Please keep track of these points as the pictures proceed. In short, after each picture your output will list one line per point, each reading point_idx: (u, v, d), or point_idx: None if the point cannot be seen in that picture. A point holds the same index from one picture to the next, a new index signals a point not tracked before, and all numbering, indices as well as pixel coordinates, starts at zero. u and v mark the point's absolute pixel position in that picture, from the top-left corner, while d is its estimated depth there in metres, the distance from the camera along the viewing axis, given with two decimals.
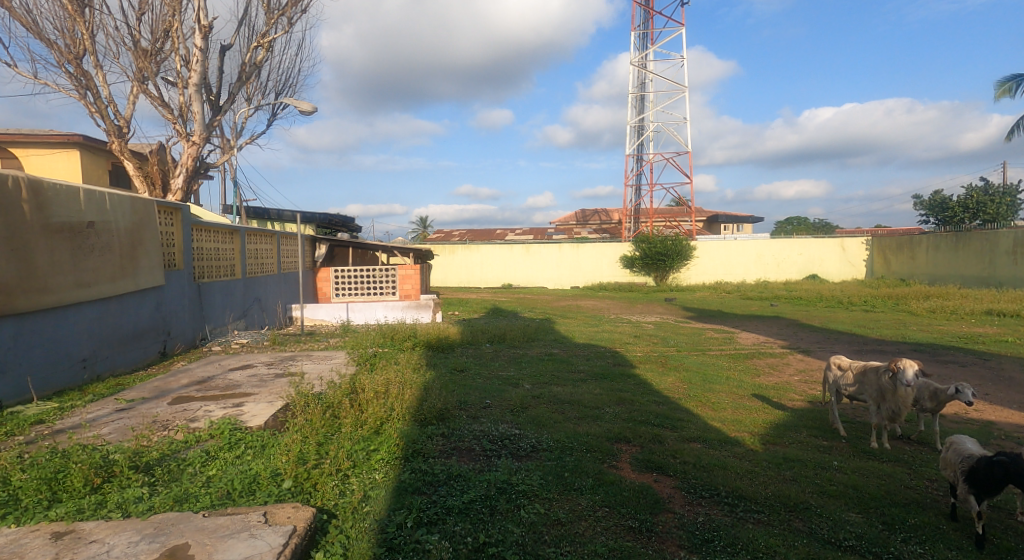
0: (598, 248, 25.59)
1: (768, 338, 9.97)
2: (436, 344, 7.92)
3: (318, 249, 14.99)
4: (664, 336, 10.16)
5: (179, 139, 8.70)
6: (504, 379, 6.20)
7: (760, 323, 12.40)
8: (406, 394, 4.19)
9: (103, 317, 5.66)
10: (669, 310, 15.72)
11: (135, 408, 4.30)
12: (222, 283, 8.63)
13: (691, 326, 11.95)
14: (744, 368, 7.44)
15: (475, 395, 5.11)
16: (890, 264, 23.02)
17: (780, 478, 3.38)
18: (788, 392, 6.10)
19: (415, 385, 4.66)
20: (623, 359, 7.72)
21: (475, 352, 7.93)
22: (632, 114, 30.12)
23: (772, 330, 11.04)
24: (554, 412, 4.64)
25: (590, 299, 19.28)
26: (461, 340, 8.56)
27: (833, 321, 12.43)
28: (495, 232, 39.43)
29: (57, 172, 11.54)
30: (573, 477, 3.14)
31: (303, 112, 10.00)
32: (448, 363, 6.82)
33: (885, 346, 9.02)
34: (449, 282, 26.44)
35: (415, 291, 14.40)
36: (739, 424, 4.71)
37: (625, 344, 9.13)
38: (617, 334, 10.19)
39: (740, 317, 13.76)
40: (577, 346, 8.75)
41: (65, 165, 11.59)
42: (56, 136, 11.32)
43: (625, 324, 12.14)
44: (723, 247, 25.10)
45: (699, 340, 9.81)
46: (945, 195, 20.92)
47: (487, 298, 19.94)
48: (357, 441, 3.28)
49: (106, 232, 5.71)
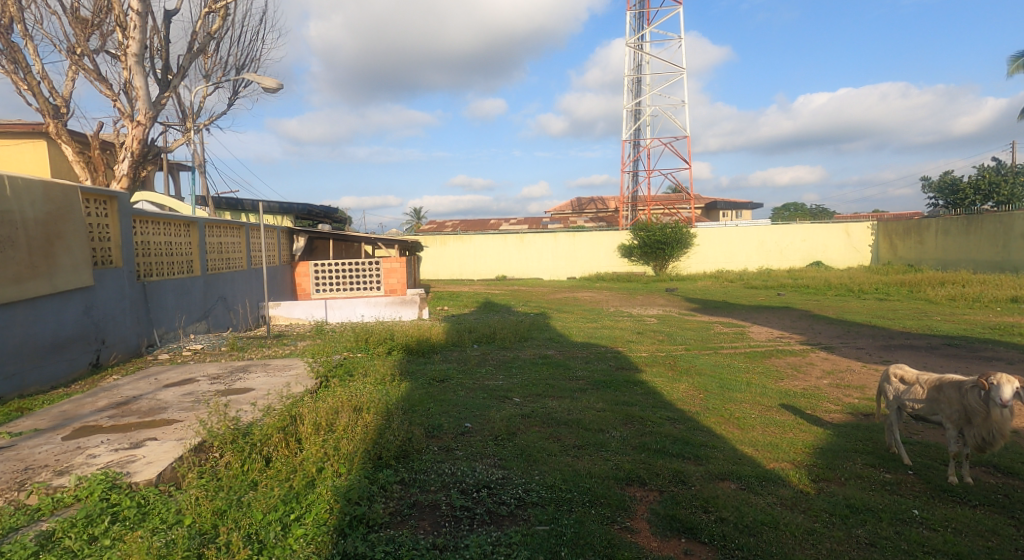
0: (595, 237, 24.69)
1: (783, 333, 9.10)
2: (415, 348, 7.02)
3: (296, 242, 14.02)
4: (669, 332, 9.27)
5: (123, 119, 7.71)
6: (489, 391, 5.31)
7: (770, 315, 11.54)
8: (360, 425, 3.30)
9: (8, 327, 4.73)
10: (672, 302, 14.86)
11: (15, 447, 3.38)
12: (175, 281, 7.69)
13: (697, 319, 11.13)
14: (765, 371, 6.56)
15: (450, 416, 4.22)
16: (897, 249, 22.22)
17: (852, 543, 2.49)
18: (823, 402, 5.21)
19: (376, 408, 3.79)
20: (628, 362, 6.81)
21: (458, 355, 7.02)
22: (629, 98, 29.14)
23: (786, 323, 10.19)
24: (548, 440, 3.74)
25: (588, 291, 18.41)
26: (445, 342, 7.66)
27: (848, 312, 11.57)
28: (489, 223, 38.49)
29: (24, 163, 10.51)
30: (573, 555, 2.25)
31: (266, 89, 8.98)
32: (427, 372, 5.92)
33: (915, 340, 8.16)
34: (441, 275, 25.47)
35: (400, 285, 13.45)
36: (777, 450, 3.81)
37: (628, 342, 8.23)
38: (619, 331, 9.31)
39: (747, 308, 12.91)
40: (575, 346, 7.88)
41: (32, 157, 10.56)
42: (22, 125, 10.32)
43: (626, 319, 11.22)
44: (723, 234, 24.25)
45: (709, 336, 8.95)
46: (955, 176, 20.05)
47: (479, 290, 19.01)
48: (275, 506, 2.39)
49: (6, 224, 4.80)
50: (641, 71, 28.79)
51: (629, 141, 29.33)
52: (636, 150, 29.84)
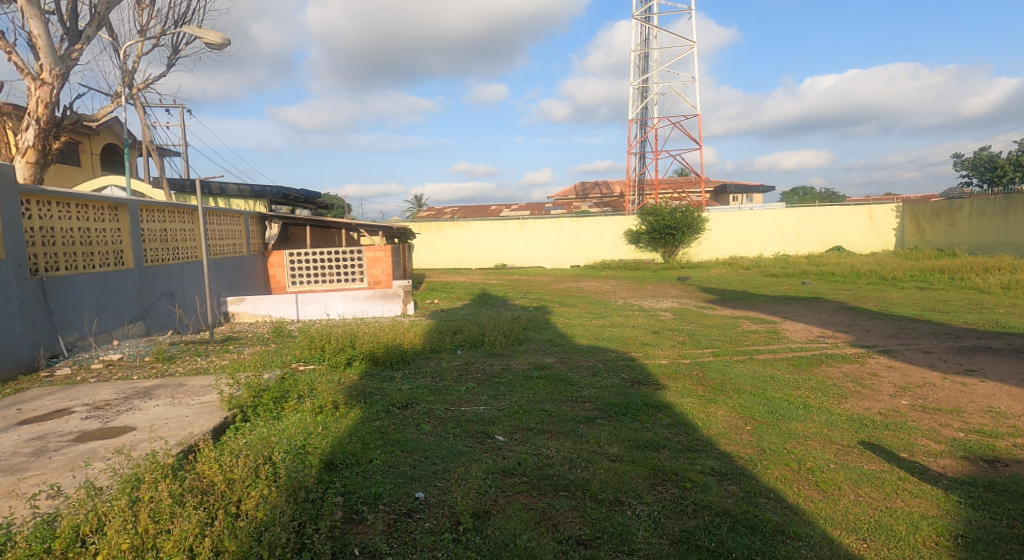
0: (599, 222, 23.28)
1: (825, 332, 7.68)
2: (382, 358, 5.70)
3: (269, 229, 12.66)
4: (690, 332, 7.88)
5: (24, 79, 6.30)
6: (463, 424, 3.97)
7: (802, 308, 10.13)
8: (218, 534, 1.96)
9: None
10: (685, 293, 13.49)
11: None
12: (94, 276, 6.35)
13: (718, 314, 9.76)
14: (822, 385, 5.16)
15: (393, 482, 2.90)
16: (925, 232, 20.69)
17: None
18: (918, 437, 3.81)
19: (274, 480, 2.47)
20: (647, 376, 5.45)
21: (434, 368, 5.66)
22: (634, 76, 27.50)
23: (824, 319, 8.79)
24: (538, 530, 2.41)
25: (592, 280, 17.03)
26: (421, 349, 6.32)
27: (891, 303, 10.18)
28: (489, 210, 37.01)
29: None
30: None
31: (210, 45, 7.52)
32: (387, 394, 4.58)
33: (990, 340, 6.76)
34: (438, 264, 24.10)
35: (385, 277, 12.12)
36: (894, 539, 2.45)
37: (643, 346, 6.85)
38: (631, 330, 7.94)
39: (772, 300, 11.49)
40: (579, 351, 6.54)
41: None
42: None
43: (637, 314, 9.85)
44: (737, 219, 22.72)
45: (737, 337, 7.56)
46: (992, 152, 18.47)
47: (476, 280, 17.63)
48: None
49: None
50: (649, 46, 27.14)
51: (636, 121, 27.74)
52: (644, 131, 28.30)
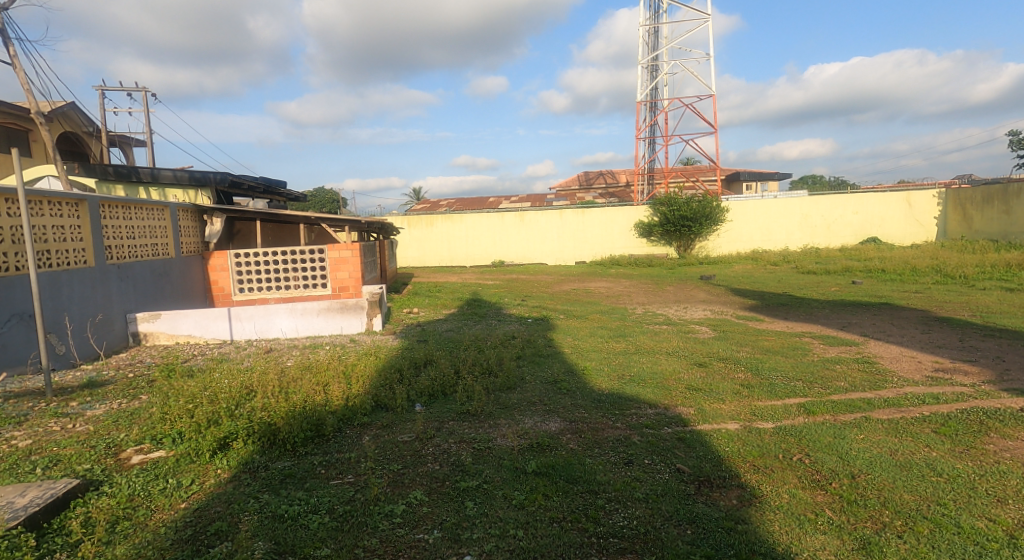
0: (607, 213, 20.97)
1: (943, 365, 5.40)
2: (280, 435, 3.44)
3: (210, 225, 10.36)
4: (750, 364, 5.58)
5: None
6: None
7: (877, 320, 7.86)
8: None
9: None
10: (716, 296, 11.28)
11: None
12: None
13: (771, 329, 7.53)
14: None
15: None
16: (972, 221, 18.41)
17: None
18: None
19: None
20: (719, 471, 3.20)
21: (363, 451, 3.43)
22: (644, 54, 25.12)
23: (921, 339, 6.54)
24: None
25: (601, 280, 14.84)
26: (355, 407, 4.08)
27: (991, 313, 7.96)
28: (487, 202, 34.78)
29: None
30: None
31: None
32: (236, 547, 2.32)
33: None
34: (429, 261, 21.78)
35: (352, 281, 9.91)
36: None
37: (693, 396, 4.56)
38: (669, 362, 5.68)
39: (830, 307, 9.27)
40: (598, 406, 4.28)
41: None
42: None
43: (666, 330, 7.59)
44: (760, 208, 20.40)
45: (821, 372, 5.28)
46: None
47: (468, 281, 15.38)
48: None
49: None
50: (659, 20, 24.74)
51: (645, 103, 25.44)
52: (653, 114, 25.94)
